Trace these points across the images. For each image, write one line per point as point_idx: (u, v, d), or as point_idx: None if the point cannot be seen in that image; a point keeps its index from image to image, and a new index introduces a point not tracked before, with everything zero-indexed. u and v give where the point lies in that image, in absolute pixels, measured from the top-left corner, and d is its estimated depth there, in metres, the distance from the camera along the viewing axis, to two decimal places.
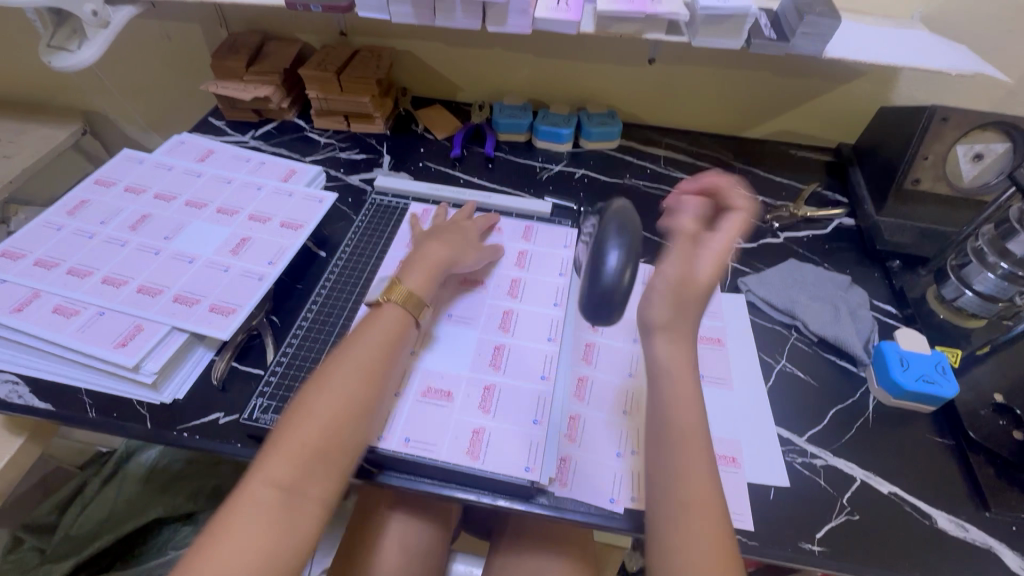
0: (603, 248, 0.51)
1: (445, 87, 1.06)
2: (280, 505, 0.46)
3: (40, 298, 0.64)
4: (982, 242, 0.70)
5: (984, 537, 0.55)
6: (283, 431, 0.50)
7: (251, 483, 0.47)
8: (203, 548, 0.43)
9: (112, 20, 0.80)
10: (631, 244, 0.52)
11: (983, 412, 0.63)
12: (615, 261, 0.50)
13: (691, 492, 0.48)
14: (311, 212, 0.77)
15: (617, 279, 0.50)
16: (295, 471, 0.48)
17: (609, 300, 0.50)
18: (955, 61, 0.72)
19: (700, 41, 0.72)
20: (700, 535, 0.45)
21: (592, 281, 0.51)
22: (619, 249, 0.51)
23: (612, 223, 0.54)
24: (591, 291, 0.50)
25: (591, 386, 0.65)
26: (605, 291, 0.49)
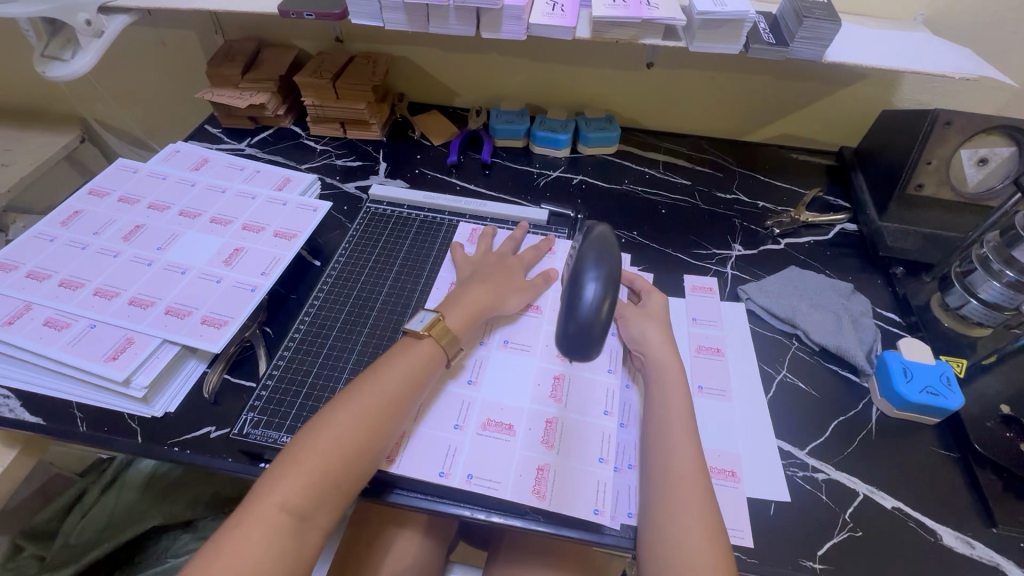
0: (579, 272, 0.40)
1: (442, 92, 1.05)
2: (287, 528, 0.46)
3: (32, 311, 0.64)
4: (987, 250, 0.68)
5: (991, 554, 0.54)
6: (298, 454, 0.50)
7: (261, 502, 0.47)
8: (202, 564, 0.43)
9: (107, 29, 0.81)
10: (612, 266, 0.41)
11: (989, 424, 0.62)
12: (593, 288, 0.39)
13: (686, 490, 0.51)
14: (305, 222, 0.77)
15: (595, 312, 0.39)
16: (306, 497, 0.48)
17: (586, 337, 0.39)
18: (958, 65, 0.71)
19: (698, 46, 0.71)
20: (695, 530, 0.49)
21: (563, 311, 0.40)
22: (598, 274, 0.40)
23: (588, 245, 0.42)
24: (562, 323, 0.39)
25: (617, 397, 0.63)
26: (581, 326, 0.39)
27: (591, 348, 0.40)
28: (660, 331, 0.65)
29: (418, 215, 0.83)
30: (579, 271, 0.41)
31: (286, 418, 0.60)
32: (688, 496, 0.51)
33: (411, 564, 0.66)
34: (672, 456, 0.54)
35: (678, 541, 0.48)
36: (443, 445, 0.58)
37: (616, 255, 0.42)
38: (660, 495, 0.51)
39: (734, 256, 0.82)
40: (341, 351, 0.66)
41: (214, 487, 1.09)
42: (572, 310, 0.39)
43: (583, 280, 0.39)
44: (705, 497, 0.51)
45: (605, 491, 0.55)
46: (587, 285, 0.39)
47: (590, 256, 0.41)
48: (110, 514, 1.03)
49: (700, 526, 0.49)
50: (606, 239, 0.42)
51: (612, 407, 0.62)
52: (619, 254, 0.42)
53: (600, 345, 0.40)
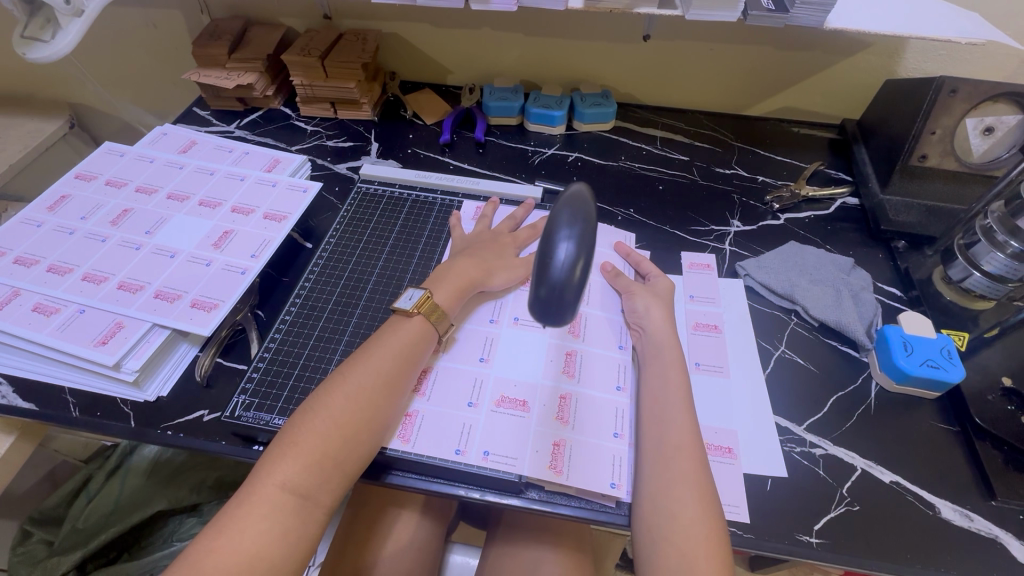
0: (551, 231, 0.36)
1: (434, 69, 1.03)
2: (288, 507, 0.46)
3: (20, 297, 0.63)
4: (991, 221, 0.66)
5: (989, 527, 0.54)
6: (296, 435, 0.49)
7: (264, 482, 0.47)
8: (205, 543, 0.43)
9: (88, 8, 0.77)
10: (587, 223, 0.37)
11: (989, 397, 0.61)
12: (565, 248, 0.35)
13: (678, 459, 0.51)
14: (295, 203, 0.75)
15: (567, 274, 0.35)
16: (306, 476, 0.47)
17: (558, 302, 0.36)
18: (966, 29, 0.68)
19: (694, 14, 0.68)
20: (689, 501, 0.49)
21: (533, 274, 0.36)
22: (572, 233, 0.36)
23: (560, 205, 0.37)
24: (532, 286, 0.36)
25: (630, 372, 0.62)
26: (552, 289, 0.35)
27: (565, 313, 0.37)
28: (664, 311, 0.63)
29: (410, 195, 0.81)
30: (552, 230, 0.36)
31: (277, 401, 0.59)
32: (681, 468, 0.50)
33: (408, 545, 0.66)
34: (668, 430, 0.53)
35: (671, 510, 0.48)
36: (459, 423, 0.57)
37: (592, 213, 0.37)
38: (652, 465, 0.51)
39: (733, 232, 0.81)
40: (332, 332, 0.65)
41: (218, 472, 1.09)
42: (543, 273, 0.35)
43: (553, 242, 0.35)
44: (698, 467, 0.51)
45: (623, 463, 0.55)
46: (558, 245, 0.35)
47: (564, 214, 0.36)
48: (118, 499, 1.04)
49: (694, 497, 0.49)
50: (581, 198, 0.37)
51: (625, 381, 0.61)
52: (596, 212, 0.38)
53: (574, 309, 0.37)
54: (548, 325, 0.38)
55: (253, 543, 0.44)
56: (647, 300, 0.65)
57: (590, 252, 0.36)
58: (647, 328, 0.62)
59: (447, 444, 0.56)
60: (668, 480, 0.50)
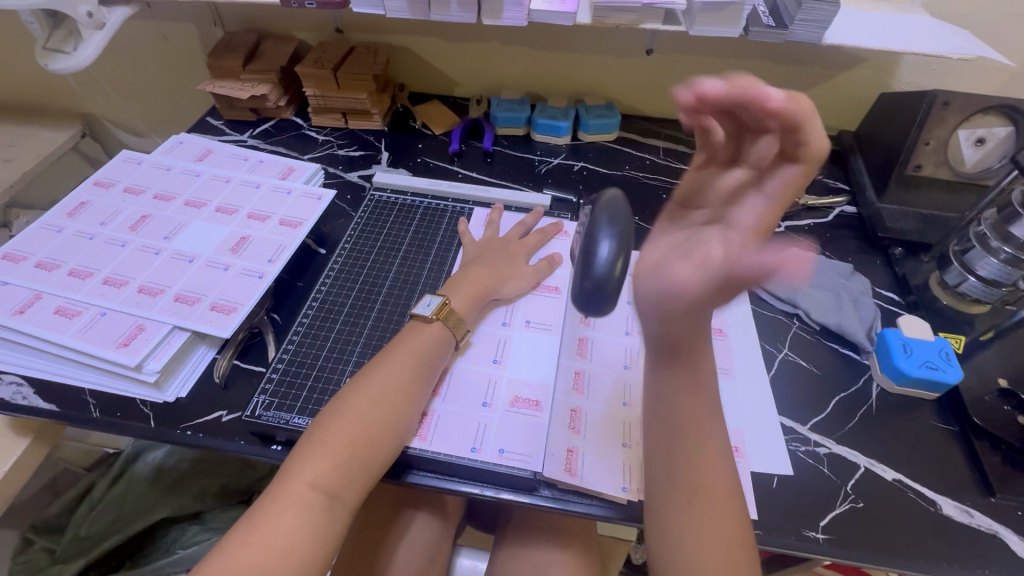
0: (595, 234, 0.45)
1: (442, 81, 1.05)
2: (318, 504, 0.47)
3: (42, 300, 0.64)
4: (985, 227, 0.69)
5: (989, 523, 0.55)
6: (323, 435, 0.51)
7: (293, 480, 0.48)
8: (242, 537, 0.45)
9: (109, 20, 0.81)
10: (626, 230, 0.46)
11: (986, 398, 0.63)
12: (605, 247, 0.44)
13: (697, 482, 0.48)
14: (310, 210, 0.77)
15: (608, 269, 0.43)
16: (336, 474, 0.49)
17: (601, 294, 0.43)
18: (956, 45, 0.71)
19: (698, 29, 0.71)
20: (707, 538, 0.46)
21: (578, 268, 0.44)
22: (610, 236, 0.45)
23: (600, 210, 0.48)
24: (578, 280, 0.44)
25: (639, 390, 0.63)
26: (597, 279, 0.43)
27: (605, 305, 0.43)
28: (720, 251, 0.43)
29: (422, 202, 0.84)
30: (595, 234, 0.45)
31: (296, 400, 0.61)
32: (701, 497, 0.48)
33: (419, 547, 0.66)
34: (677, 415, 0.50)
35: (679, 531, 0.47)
36: (474, 422, 0.58)
37: (631, 223, 0.47)
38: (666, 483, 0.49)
39: None
40: (348, 336, 0.66)
41: (222, 479, 1.10)
42: (588, 267, 0.43)
43: (597, 240, 0.44)
44: (720, 498, 0.48)
45: (634, 470, 0.56)
46: (600, 244, 0.44)
47: (603, 219, 0.46)
48: (121, 507, 1.04)
49: (710, 522, 0.47)
50: (616, 205, 0.47)
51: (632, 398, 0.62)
52: (627, 216, 0.47)
53: (616, 300, 0.43)
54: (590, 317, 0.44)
55: (285, 541, 0.45)
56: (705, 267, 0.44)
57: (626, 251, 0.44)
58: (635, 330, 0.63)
59: (462, 445, 0.57)
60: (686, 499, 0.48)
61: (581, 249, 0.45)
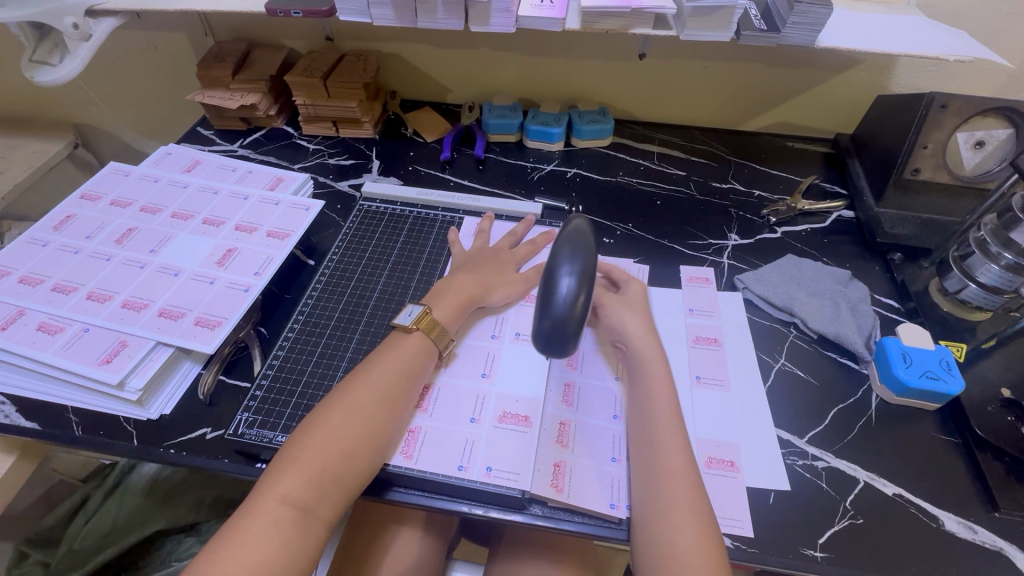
0: (556, 267, 0.45)
1: (434, 88, 1.04)
2: (290, 520, 0.46)
3: (25, 316, 0.64)
4: (985, 233, 0.67)
5: (993, 539, 0.53)
6: (297, 450, 0.50)
7: (266, 495, 0.47)
8: (211, 556, 0.44)
9: (95, 33, 0.80)
10: (587, 261, 0.46)
11: (989, 408, 0.61)
12: (567, 283, 0.44)
13: (673, 485, 0.50)
14: (298, 221, 0.76)
15: (568, 307, 0.44)
16: (308, 491, 0.48)
17: (560, 333, 0.44)
18: (952, 47, 0.70)
19: (689, 34, 0.70)
20: (687, 530, 0.48)
21: (539, 305, 0.45)
22: (572, 270, 0.45)
23: (564, 239, 0.47)
24: (538, 321, 0.45)
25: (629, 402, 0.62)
26: (556, 321, 0.44)
27: (566, 343, 0.45)
28: (642, 321, 0.63)
29: (411, 212, 0.82)
30: (555, 267, 0.45)
31: (280, 418, 0.59)
32: (675, 490, 0.50)
33: (409, 564, 0.65)
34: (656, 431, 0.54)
35: (669, 538, 0.48)
36: (461, 438, 0.57)
37: (592, 252, 0.46)
38: (647, 487, 0.51)
39: (731, 245, 0.81)
40: (335, 350, 0.65)
41: (217, 490, 1.08)
42: (548, 307, 0.44)
43: (558, 276, 0.44)
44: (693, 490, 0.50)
45: (622, 486, 0.55)
46: (561, 280, 0.44)
47: (565, 252, 0.46)
48: (114, 519, 1.03)
49: (689, 520, 0.48)
50: (580, 235, 0.46)
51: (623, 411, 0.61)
52: (589, 247, 0.47)
53: (574, 339, 0.45)
54: (549, 353, 0.46)
55: (257, 558, 0.44)
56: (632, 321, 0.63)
57: (588, 285, 0.45)
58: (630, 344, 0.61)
59: (448, 462, 0.56)
60: (667, 500, 0.50)
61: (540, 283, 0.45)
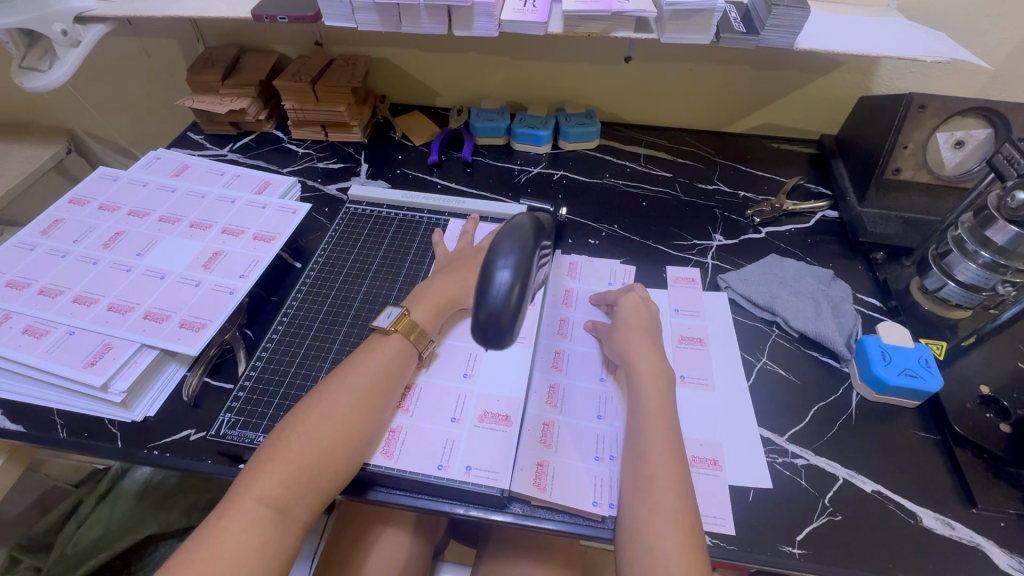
0: (492, 260, 0.45)
1: (423, 92, 1.05)
2: (265, 520, 0.47)
3: (11, 319, 0.64)
4: (963, 231, 0.67)
5: (971, 535, 0.54)
6: (274, 452, 0.50)
7: (242, 496, 0.48)
8: (186, 556, 0.44)
9: (84, 38, 0.81)
10: (523, 254, 0.45)
11: (968, 405, 0.61)
12: (502, 276, 0.44)
13: (655, 492, 0.50)
14: (284, 224, 0.77)
15: (503, 299, 0.43)
16: (283, 491, 0.48)
17: (495, 325, 0.44)
18: (930, 48, 0.71)
19: (669, 37, 0.71)
20: (669, 533, 0.48)
21: (475, 298, 0.45)
22: (509, 263, 0.44)
23: (504, 233, 0.47)
24: (474, 313, 0.44)
25: (611, 402, 0.62)
26: (491, 313, 0.44)
27: (503, 335, 0.44)
28: (639, 337, 0.62)
29: (398, 214, 0.83)
30: (492, 260, 0.45)
31: (263, 418, 0.60)
32: (658, 494, 0.50)
33: (394, 566, 0.65)
34: (641, 436, 0.54)
35: (651, 546, 0.47)
36: (442, 438, 0.58)
37: (530, 243, 0.46)
38: (632, 495, 0.51)
39: (715, 246, 0.82)
40: (319, 351, 0.66)
41: (210, 494, 1.08)
42: (483, 299, 0.44)
43: (494, 269, 0.44)
44: (678, 495, 0.50)
45: (604, 484, 0.55)
46: (497, 273, 0.44)
47: (503, 246, 0.45)
48: (107, 524, 1.02)
49: (670, 523, 0.48)
50: (519, 229, 0.46)
51: (606, 410, 0.61)
52: (529, 240, 0.46)
53: (512, 330, 0.45)
54: (489, 347, 0.45)
55: (232, 558, 0.45)
56: (623, 337, 0.63)
57: (525, 277, 0.45)
58: None
59: (430, 462, 0.56)
60: (651, 507, 0.49)
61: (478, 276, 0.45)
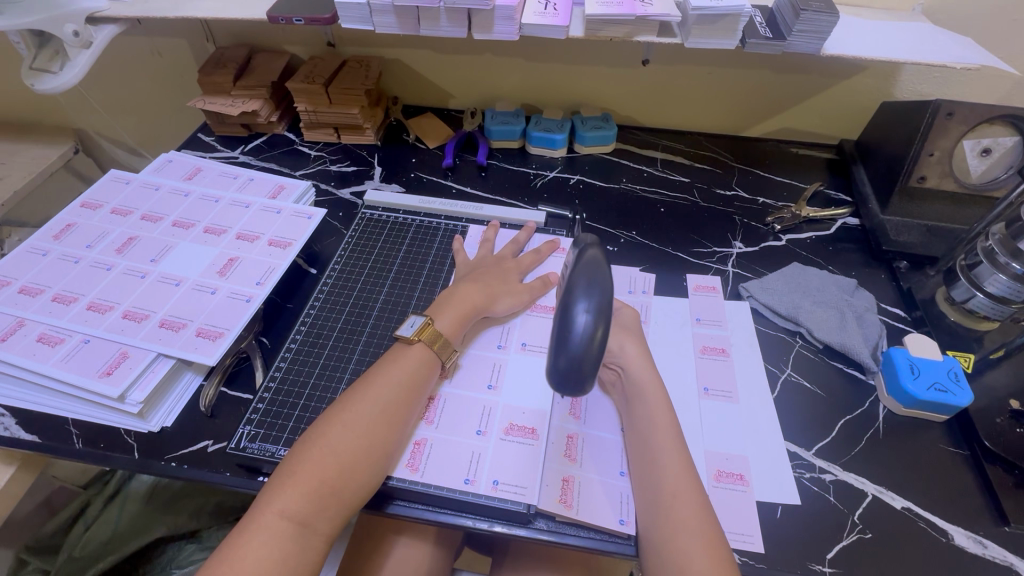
0: (570, 302, 0.42)
1: (436, 94, 1.04)
2: (288, 535, 0.46)
3: (25, 327, 0.63)
4: (993, 242, 0.67)
5: (1003, 554, 0.53)
6: (296, 464, 0.50)
7: (264, 510, 0.47)
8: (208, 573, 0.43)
9: (96, 40, 0.79)
10: (604, 294, 0.42)
11: (998, 420, 0.60)
12: (583, 320, 0.41)
13: (681, 511, 0.50)
14: (300, 230, 0.76)
15: (586, 346, 0.41)
16: (306, 505, 0.47)
17: (577, 371, 0.41)
18: (960, 54, 0.69)
19: (694, 42, 0.69)
20: (697, 554, 0.47)
21: (555, 342, 0.42)
22: (589, 306, 0.41)
23: (580, 271, 0.44)
24: (553, 358, 0.42)
25: None
26: (572, 360, 0.41)
27: (584, 381, 0.42)
28: (635, 345, 0.62)
29: (415, 219, 0.82)
30: (571, 301, 0.42)
31: (283, 431, 0.59)
32: (683, 516, 0.49)
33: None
34: (664, 455, 0.53)
35: (680, 566, 0.47)
36: (467, 451, 0.57)
37: (608, 282, 0.43)
38: (657, 515, 0.50)
39: (735, 253, 0.81)
40: (338, 361, 0.65)
41: (219, 497, 1.07)
42: (565, 343, 0.41)
43: (574, 313, 0.41)
44: (703, 516, 0.49)
45: (630, 500, 0.54)
46: (577, 316, 0.41)
47: (582, 287, 0.42)
48: (115, 526, 1.02)
49: (699, 546, 0.47)
50: (597, 268, 0.43)
51: None
52: (609, 280, 0.43)
53: (592, 376, 0.42)
54: (567, 392, 0.43)
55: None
56: (617, 346, 0.62)
57: (606, 321, 0.42)
58: (624, 368, 0.60)
59: (454, 475, 0.55)
60: (678, 528, 0.49)
61: (556, 319, 0.42)
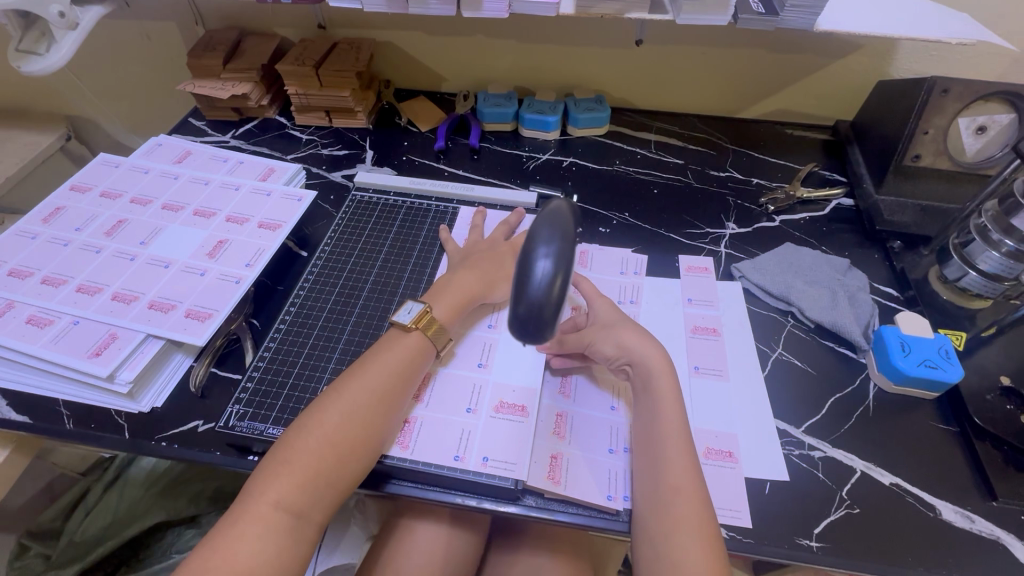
0: (531, 249, 0.42)
1: (428, 77, 1.03)
2: (282, 525, 0.46)
3: (14, 309, 0.63)
4: (986, 219, 0.66)
5: (991, 528, 0.53)
6: (289, 453, 0.49)
7: (258, 500, 0.47)
8: (202, 561, 0.44)
9: (81, 21, 0.78)
10: (564, 241, 0.42)
11: (988, 397, 0.60)
12: (543, 266, 0.41)
13: (680, 502, 0.49)
14: (290, 212, 0.75)
15: (545, 292, 0.40)
16: (300, 496, 0.48)
17: (536, 318, 0.41)
18: (955, 29, 0.68)
19: (686, 18, 0.68)
20: (690, 543, 0.47)
21: (515, 291, 0.41)
22: (549, 251, 0.41)
23: (541, 221, 0.44)
24: (513, 306, 0.41)
25: (626, 393, 0.62)
26: (532, 307, 0.41)
27: (544, 330, 0.41)
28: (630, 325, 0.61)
29: (405, 202, 0.81)
30: (532, 249, 0.42)
31: (272, 410, 0.59)
32: (680, 505, 0.49)
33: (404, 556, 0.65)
34: (663, 443, 0.53)
35: (673, 554, 0.47)
36: (458, 429, 0.57)
37: (570, 231, 0.43)
38: (651, 503, 0.50)
39: (728, 234, 0.80)
40: (328, 342, 0.65)
41: (217, 482, 1.08)
42: (524, 289, 0.40)
43: (534, 259, 0.41)
44: (700, 505, 0.49)
45: (618, 478, 0.55)
46: (537, 262, 0.41)
47: (543, 235, 0.42)
48: (115, 511, 1.01)
49: (694, 535, 0.48)
50: (559, 217, 0.43)
51: (620, 400, 0.61)
52: (571, 230, 0.43)
53: (552, 324, 0.42)
54: (528, 342, 0.42)
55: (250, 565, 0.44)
56: (614, 327, 0.61)
57: (567, 268, 0.41)
58: (621, 348, 0.59)
59: (444, 453, 0.55)
60: (676, 519, 0.48)
61: (516, 266, 0.42)
